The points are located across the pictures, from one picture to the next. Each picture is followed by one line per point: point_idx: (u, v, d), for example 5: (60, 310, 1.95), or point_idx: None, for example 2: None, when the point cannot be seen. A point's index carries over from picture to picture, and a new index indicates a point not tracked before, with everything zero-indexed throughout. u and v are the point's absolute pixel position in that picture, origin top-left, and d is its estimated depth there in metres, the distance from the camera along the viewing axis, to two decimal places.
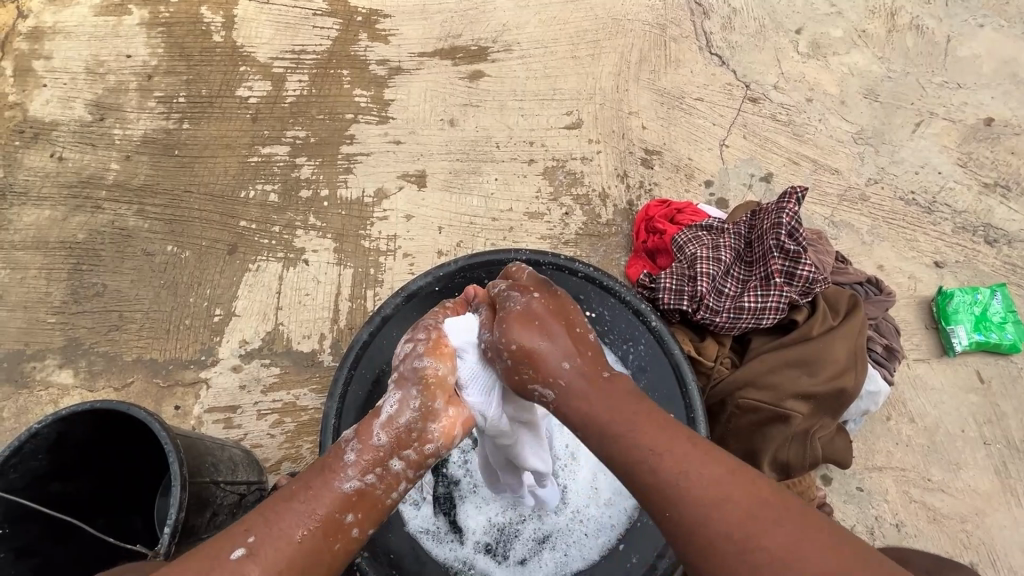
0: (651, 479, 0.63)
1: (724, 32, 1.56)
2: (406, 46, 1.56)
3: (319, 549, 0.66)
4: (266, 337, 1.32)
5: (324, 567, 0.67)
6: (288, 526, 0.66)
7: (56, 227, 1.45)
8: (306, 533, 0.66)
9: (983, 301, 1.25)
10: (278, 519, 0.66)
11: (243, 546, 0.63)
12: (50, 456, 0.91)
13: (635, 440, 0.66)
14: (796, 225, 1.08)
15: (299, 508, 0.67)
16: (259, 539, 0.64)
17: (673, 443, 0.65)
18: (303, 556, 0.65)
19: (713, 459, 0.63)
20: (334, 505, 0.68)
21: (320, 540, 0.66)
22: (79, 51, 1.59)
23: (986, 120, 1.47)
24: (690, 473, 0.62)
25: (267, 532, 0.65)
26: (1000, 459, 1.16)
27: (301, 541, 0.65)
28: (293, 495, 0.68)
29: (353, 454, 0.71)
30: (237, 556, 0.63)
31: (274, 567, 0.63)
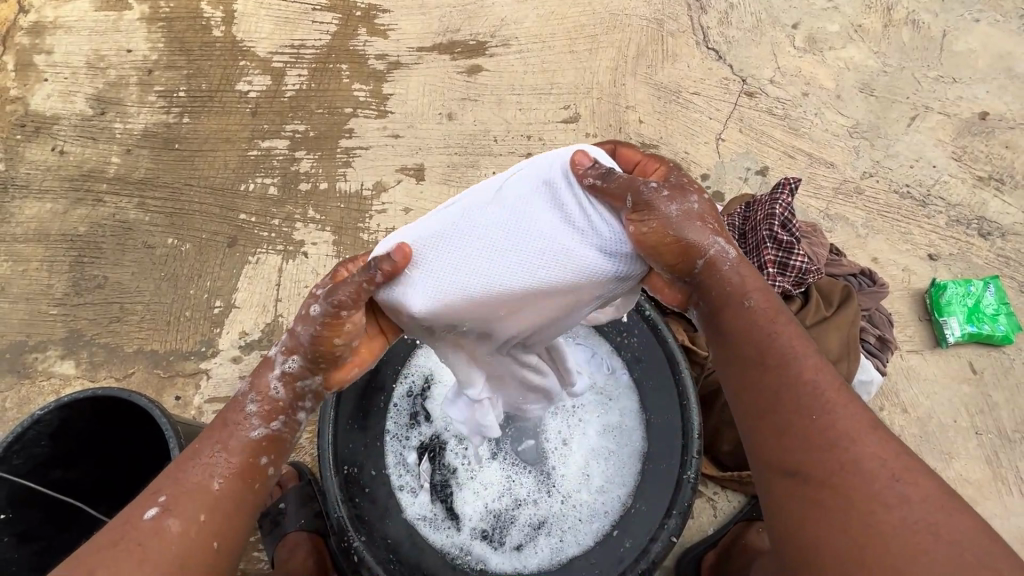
0: (786, 389, 0.65)
1: (721, 27, 1.57)
2: (404, 41, 1.56)
3: (238, 493, 0.65)
4: (266, 329, 1.33)
5: (245, 511, 0.65)
6: (199, 478, 0.63)
7: (58, 220, 1.46)
8: (224, 481, 0.64)
9: (976, 293, 1.27)
10: (186, 475, 0.63)
11: (157, 505, 0.61)
12: (53, 443, 0.93)
13: (782, 354, 0.66)
14: (789, 215, 1.09)
15: (206, 459, 0.65)
16: (171, 495, 0.62)
17: (821, 372, 0.66)
18: (225, 501, 0.64)
19: (858, 403, 0.64)
20: (244, 449, 0.66)
21: (234, 483, 0.64)
22: (79, 45, 1.60)
23: (981, 115, 1.47)
24: (832, 404, 0.63)
25: (177, 487, 0.62)
26: (992, 448, 1.18)
27: (218, 488, 0.64)
28: (196, 451, 0.65)
29: (252, 404, 0.67)
30: (153, 515, 0.61)
31: (197, 515, 0.61)
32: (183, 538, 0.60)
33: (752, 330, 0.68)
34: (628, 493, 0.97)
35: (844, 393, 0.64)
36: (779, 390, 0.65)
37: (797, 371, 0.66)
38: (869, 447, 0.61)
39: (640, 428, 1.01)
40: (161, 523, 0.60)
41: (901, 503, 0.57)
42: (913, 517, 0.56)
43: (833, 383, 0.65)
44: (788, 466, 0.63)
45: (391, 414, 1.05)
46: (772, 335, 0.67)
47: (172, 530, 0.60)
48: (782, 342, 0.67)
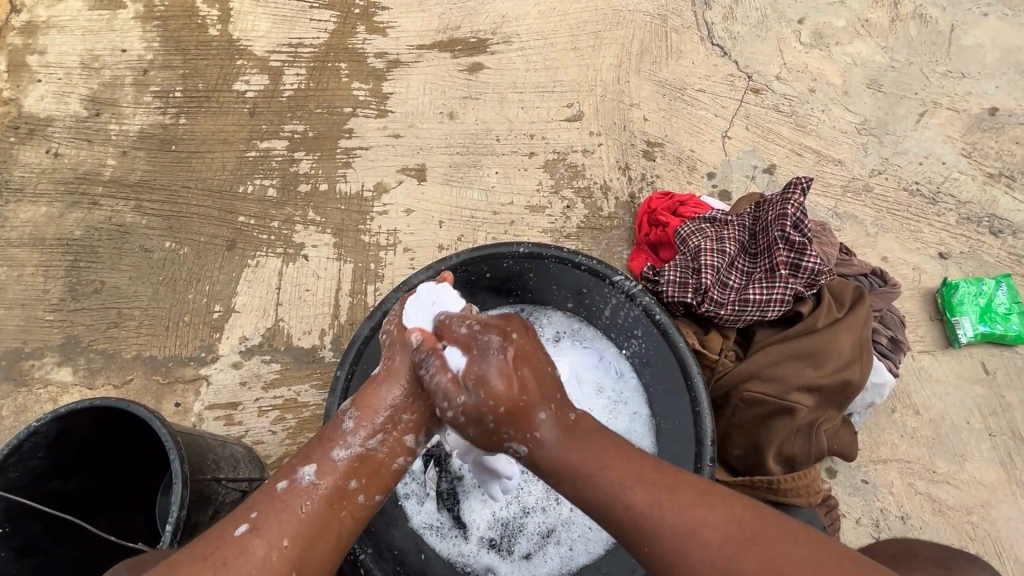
0: (633, 518, 0.65)
1: (726, 22, 1.54)
2: (404, 38, 1.54)
3: (326, 519, 0.69)
4: (266, 334, 1.31)
5: (333, 537, 0.69)
6: (290, 501, 0.69)
7: (53, 224, 1.43)
8: (310, 503, 0.69)
9: (989, 292, 1.25)
10: (278, 493, 0.69)
11: (247, 522, 0.67)
12: (50, 454, 0.90)
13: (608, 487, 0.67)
14: (801, 216, 1.07)
15: (297, 482, 0.70)
16: (262, 514, 0.67)
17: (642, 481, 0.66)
18: (310, 525, 0.68)
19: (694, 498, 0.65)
20: (340, 474, 0.72)
21: (324, 508, 0.69)
22: (73, 45, 1.57)
23: (990, 110, 1.45)
24: (675, 513, 0.63)
25: (269, 507, 0.68)
26: (1006, 450, 1.16)
27: (307, 513, 0.68)
28: (287, 472, 0.71)
29: (350, 423, 0.75)
30: (241, 531, 0.66)
31: (280, 537, 0.66)
32: (264, 563, 0.64)
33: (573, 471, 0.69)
34: None
35: (665, 484, 0.66)
36: (629, 523, 0.65)
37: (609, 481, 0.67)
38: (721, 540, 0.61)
39: (648, 433, 1.01)
40: (246, 540, 0.65)
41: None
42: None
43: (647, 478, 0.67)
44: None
45: None
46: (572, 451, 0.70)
47: (257, 551, 0.64)
48: (602, 477, 0.68)
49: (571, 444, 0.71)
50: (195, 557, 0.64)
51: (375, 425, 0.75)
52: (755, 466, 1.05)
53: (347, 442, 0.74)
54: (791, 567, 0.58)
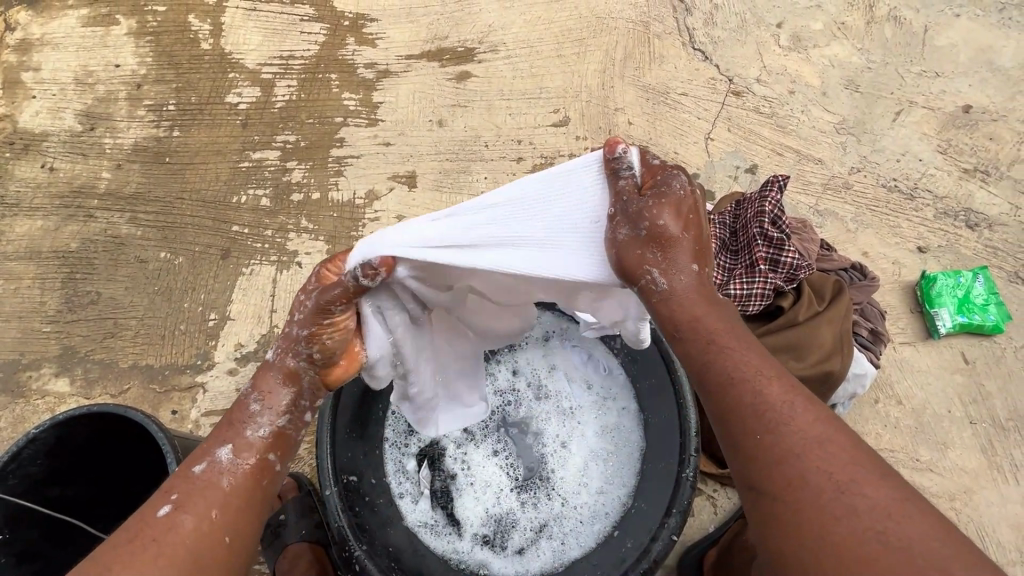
0: (736, 393, 0.65)
1: (706, 27, 1.58)
2: (393, 49, 1.57)
3: (247, 489, 0.70)
4: (262, 340, 1.33)
5: (256, 511, 0.70)
6: (208, 479, 0.68)
7: (49, 237, 1.45)
8: (233, 477, 0.69)
9: (966, 284, 1.28)
10: (196, 474, 0.69)
11: (169, 503, 0.66)
12: (48, 461, 0.92)
13: (727, 364, 0.68)
14: (778, 213, 1.10)
15: (213, 462, 0.70)
16: (183, 494, 0.67)
17: (766, 378, 0.66)
18: (235, 496, 0.68)
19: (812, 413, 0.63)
20: (259, 450, 0.72)
21: (244, 480, 0.70)
22: (67, 62, 1.60)
23: (965, 108, 1.49)
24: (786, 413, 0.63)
25: (188, 487, 0.67)
26: (987, 437, 1.19)
27: (229, 486, 0.69)
28: (202, 455, 0.70)
29: (257, 405, 0.74)
30: (165, 512, 0.65)
31: (210, 511, 0.66)
32: (197, 533, 0.64)
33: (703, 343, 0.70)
34: (628, 493, 0.97)
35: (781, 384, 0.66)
36: (734, 410, 0.65)
37: (730, 365, 0.68)
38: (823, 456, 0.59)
39: (636, 428, 1.02)
40: (173, 519, 0.64)
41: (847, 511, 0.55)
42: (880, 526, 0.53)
43: (770, 373, 0.67)
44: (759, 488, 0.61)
45: (391, 421, 1.05)
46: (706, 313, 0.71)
47: (185, 525, 0.64)
48: (725, 359, 0.68)
49: (704, 317, 0.72)
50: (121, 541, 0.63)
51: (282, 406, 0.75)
52: None
53: (258, 424, 0.73)
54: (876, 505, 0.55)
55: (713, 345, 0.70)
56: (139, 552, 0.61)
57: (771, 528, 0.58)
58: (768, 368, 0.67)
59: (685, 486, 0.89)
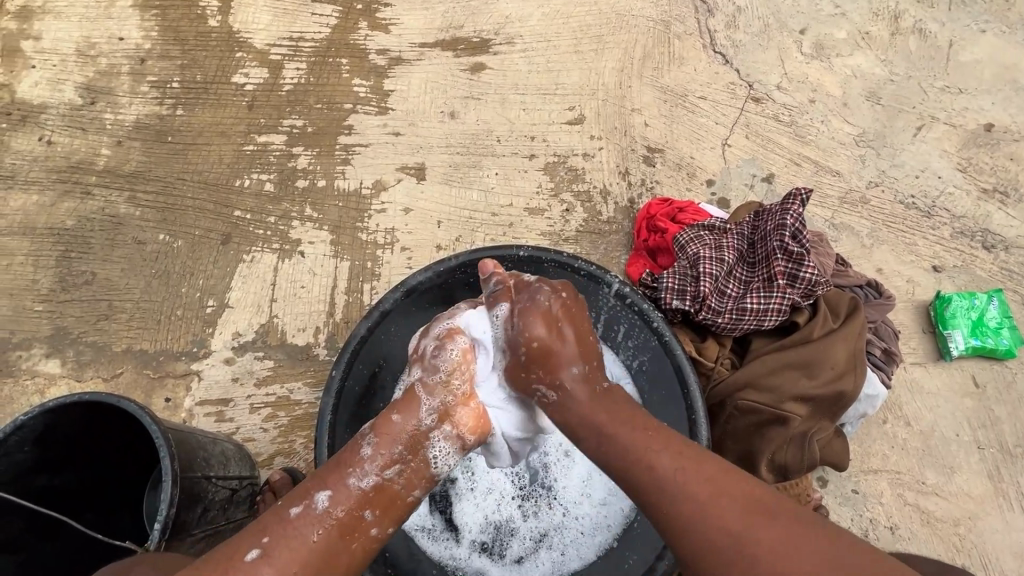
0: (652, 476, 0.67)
1: (728, 30, 1.55)
2: (407, 36, 1.53)
3: (335, 548, 0.70)
4: (260, 330, 1.30)
5: (339, 570, 0.71)
6: (302, 528, 0.70)
7: (44, 213, 1.41)
8: (322, 532, 0.70)
9: (980, 306, 1.26)
10: (291, 519, 0.70)
11: (258, 547, 0.67)
12: (36, 448, 0.89)
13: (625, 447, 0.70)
14: (800, 227, 1.07)
15: (311, 508, 0.71)
16: (274, 540, 0.68)
17: (664, 454, 0.69)
18: (320, 556, 0.69)
19: (708, 464, 0.67)
20: (352, 504, 0.72)
21: (334, 538, 0.70)
22: (69, 32, 1.55)
23: (987, 126, 1.47)
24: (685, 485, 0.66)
25: (281, 533, 0.69)
26: (993, 462, 1.17)
27: (318, 542, 0.69)
28: (302, 496, 0.72)
29: (368, 449, 0.75)
30: (253, 557, 0.66)
31: (289, 567, 0.67)
32: None
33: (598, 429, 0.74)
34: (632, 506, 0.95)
35: (683, 454, 0.69)
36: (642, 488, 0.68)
37: (627, 442, 0.71)
38: (730, 514, 0.62)
39: None
40: (256, 568, 0.66)
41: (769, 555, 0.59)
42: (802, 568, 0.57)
43: (672, 448, 0.70)
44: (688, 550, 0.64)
45: None
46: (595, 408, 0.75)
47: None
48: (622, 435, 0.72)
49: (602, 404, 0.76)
50: (207, 573, 0.65)
51: (393, 456, 0.76)
52: (748, 474, 1.06)
53: (361, 472, 0.74)
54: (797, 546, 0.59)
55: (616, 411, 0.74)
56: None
57: None
58: (662, 440, 0.71)
59: None
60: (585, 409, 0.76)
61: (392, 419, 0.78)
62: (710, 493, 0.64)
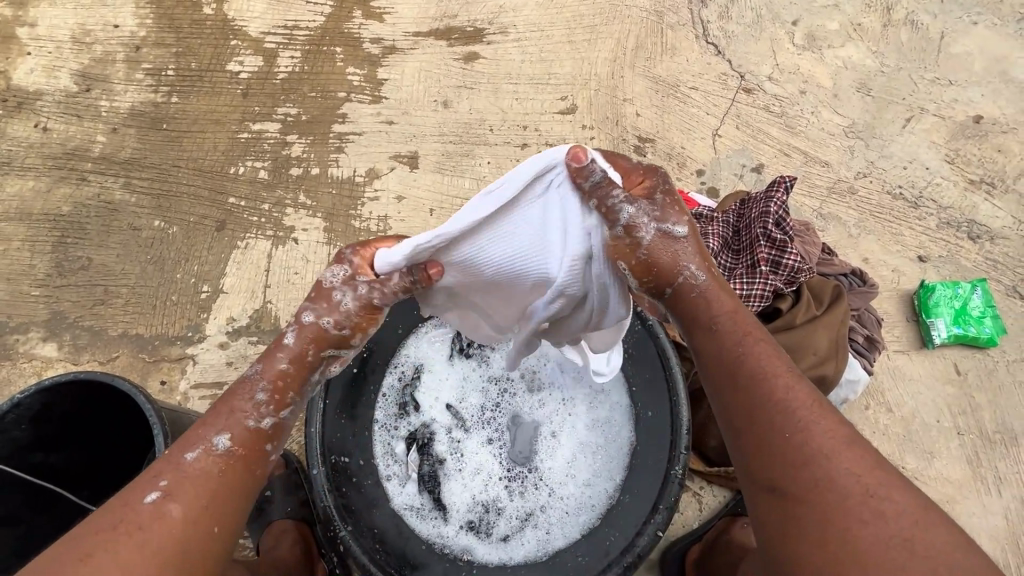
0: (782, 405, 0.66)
1: (721, 21, 1.55)
2: (401, 25, 1.53)
3: (242, 479, 0.66)
4: (254, 315, 1.31)
5: (248, 498, 0.67)
6: (202, 467, 0.65)
7: (40, 199, 1.43)
8: (224, 467, 0.66)
9: (963, 295, 1.28)
10: (188, 462, 0.65)
11: (157, 490, 0.62)
12: (33, 426, 0.91)
13: (755, 366, 0.69)
14: (783, 214, 1.09)
15: (208, 449, 0.66)
16: (174, 481, 0.63)
17: (793, 388, 0.67)
18: (227, 488, 0.65)
19: (836, 418, 0.65)
20: (252, 440, 0.68)
21: (238, 471, 0.66)
22: (64, 19, 1.55)
23: (975, 118, 1.48)
24: (813, 420, 0.65)
25: (179, 474, 0.64)
26: (973, 448, 1.20)
27: (221, 477, 0.65)
28: (196, 441, 0.66)
29: (260, 392, 0.69)
30: (153, 500, 0.62)
31: (196, 502, 0.63)
32: (182, 526, 0.61)
33: (722, 336, 0.71)
34: (616, 486, 0.97)
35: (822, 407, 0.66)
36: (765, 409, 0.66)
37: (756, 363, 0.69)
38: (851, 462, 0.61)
39: (628, 425, 1.00)
40: (160, 510, 0.61)
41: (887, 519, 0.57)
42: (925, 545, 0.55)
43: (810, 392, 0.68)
44: (775, 483, 0.63)
45: (381, 403, 1.04)
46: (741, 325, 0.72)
47: (173, 517, 0.61)
48: (751, 351, 0.70)
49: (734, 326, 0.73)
50: (102, 528, 0.60)
51: (286, 398, 0.71)
52: None
53: (258, 413, 0.69)
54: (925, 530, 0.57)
55: (742, 335, 0.71)
56: (115, 541, 0.58)
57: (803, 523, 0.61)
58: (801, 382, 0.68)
59: (672, 482, 0.89)
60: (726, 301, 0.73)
61: (282, 366, 0.71)
62: (844, 446, 0.63)
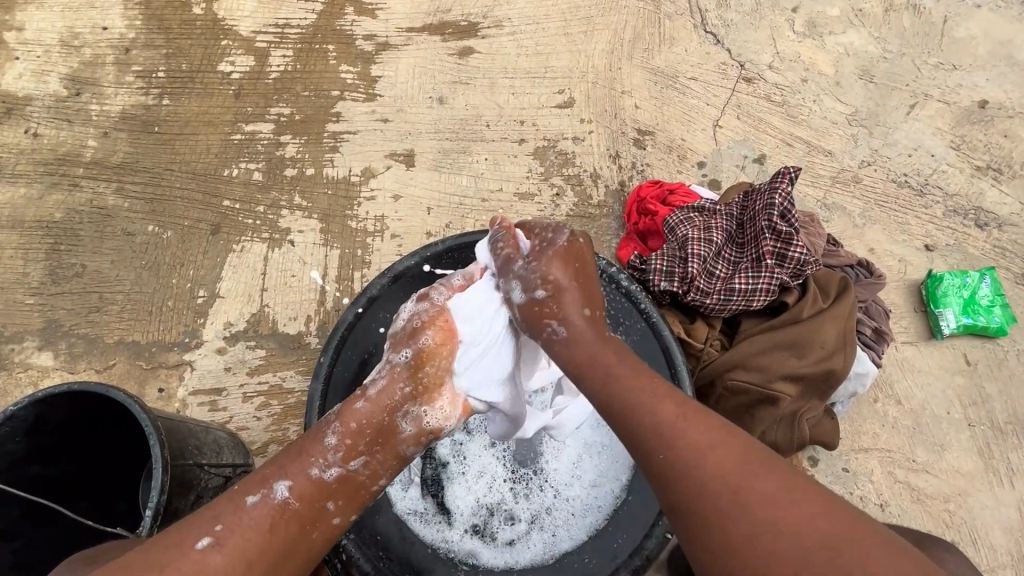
0: (668, 449, 0.62)
1: (719, 9, 1.53)
2: (393, 20, 1.51)
3: (294, 538, 0.70)
4: (251, 320, 1.29)
5: (300, 559, 0.70)
6: (257, 517, 0.68)
7: (33, 206, 1.41)
8: (282, 523, 0.69)
9: (972, 284, 1.26)
10: (249, 507, 0.68)
11: (210, 535, 0.65)
12: (28, 439, 0.89)
13: (625, 402, 0.67)
14: (789, 206, 1.07)
15: (269, 498, 0.70)
16: (227, 528, 0.66)
17: (682, 420, 0.64)
18: (278, 548, 0.68)
19: (720, 438, 0.61)
20: (314, 494, 0.72)
21: (294, 528, 0.70)
22: (51, 22, 1.53)
23: (981, 103, 1.45)
24: (708, 452, 0.61)
25: (237, 520, 0.67)
26: (984, 440, 1.18)
27: (275, 531, 0.68)
28: (260, 485, 0.70)
29: (331, 439, 0.74)
30: (204, 546, 0.64)
31: (242, 557, 0.65)
32: None
33: (609, 397, 0.69)
34: (621, 486, 0.95)
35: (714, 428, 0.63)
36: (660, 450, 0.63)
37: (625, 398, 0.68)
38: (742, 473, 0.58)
39: None
40: (208, 557, 0.64)
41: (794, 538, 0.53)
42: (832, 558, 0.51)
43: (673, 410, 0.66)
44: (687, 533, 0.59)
45: None
46: (601, 349, 0.73)
47: (216, 568, 0.64)
48: (628, 395, 0.67)
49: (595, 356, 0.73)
50: None
51: (354, 450, 0.75)
52: None
53: (325, 463, 0.74)
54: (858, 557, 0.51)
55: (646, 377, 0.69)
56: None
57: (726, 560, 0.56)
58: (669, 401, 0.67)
59: None
60: (579, 348, 0.74)
61: (357, 408, 0.77)
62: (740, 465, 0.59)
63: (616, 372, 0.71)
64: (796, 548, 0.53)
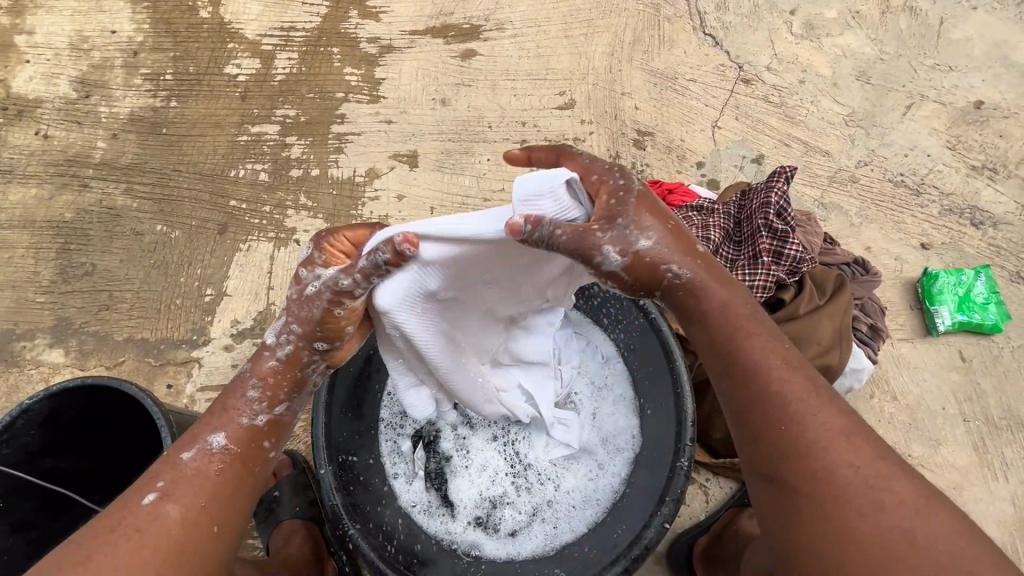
0: (779, 399, 0.67)
1: (718, 12, 1.55)
2: (397, 23, 1.53)
3: (235, 479, 0.70)
4: (258, 317, 1.32)
5: (249, 493, 0.72)
6: (197, 468, 0.69)
7: (44, 206, 1.43)
8: (222, 466, 0.70)
9: (967, 282, 1.28)
10: (184, 463, 0.69)
11: (155, 491, 0.67)
12: (43, 432, 0.92)
13: (748, 355, 0.69)
14: (785, 204, 1.09)
15: (205, 450, 0.70)
16: (169, 483, 0.67)
17: (802, 385, 0.68)
18: (229, 487, 0.69)
19: (836, 410, 0.67)
20: (247, 438, 0.72)
21: (232, 471, 0.70)
22: (61, 26, 1.56)
23: (977, 103, 1.47)
24: (814, 414, 0.66)
25: (176, 475, 0.68)
26: (979, 434, 1.19)
27: (216, 476, 0.69)
28: (191, 442, 0.70)
29: (253, 392, 0.73)
30: (151, 500, 0.66)
31: (196, 500, 0.67)
32: (181, 522, 0.65)
33: (728, 345, 0.70)
34: (621, 480, 0.97)
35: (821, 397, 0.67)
36: (768, 404, 0.67)
37: (749, 350, 0.70)
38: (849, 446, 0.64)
39: (633, 417, 1.01)
40: (156, 509, 0.65)
41: (875, 507, 0.60)
42: (890, 523, 0.59)
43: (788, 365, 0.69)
44: (774, 476, 0.66)
45: (385, 402, 1.06)
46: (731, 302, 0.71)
47: (172, 516, 0.65)
48: (757, 355, 0.69)
49: (729, 302, 0.72)
50: (95, 546, 0.62)
51: (279, 395, 0.75)
52: None
53: (252, 412, 0.73)
54: (926, 532, 0.58)
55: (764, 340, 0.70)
56: (116, 542, 0.63)
57: (798, 509, 0.63)
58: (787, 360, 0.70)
59: None
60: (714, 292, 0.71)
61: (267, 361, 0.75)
62: (842, 433, 0.65)
63: (738, 323, 0.71)
64: (884, 512, 0.60)
